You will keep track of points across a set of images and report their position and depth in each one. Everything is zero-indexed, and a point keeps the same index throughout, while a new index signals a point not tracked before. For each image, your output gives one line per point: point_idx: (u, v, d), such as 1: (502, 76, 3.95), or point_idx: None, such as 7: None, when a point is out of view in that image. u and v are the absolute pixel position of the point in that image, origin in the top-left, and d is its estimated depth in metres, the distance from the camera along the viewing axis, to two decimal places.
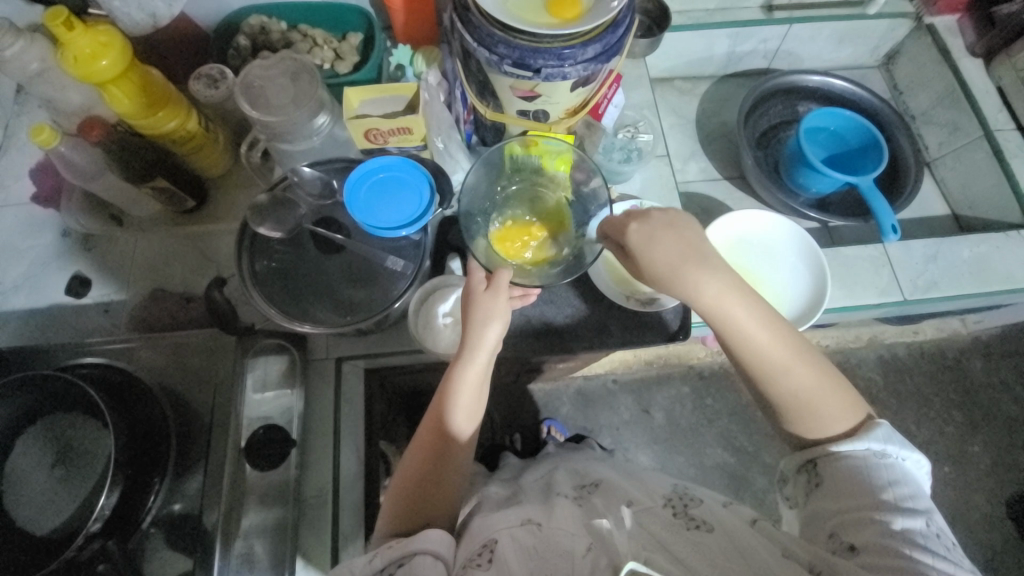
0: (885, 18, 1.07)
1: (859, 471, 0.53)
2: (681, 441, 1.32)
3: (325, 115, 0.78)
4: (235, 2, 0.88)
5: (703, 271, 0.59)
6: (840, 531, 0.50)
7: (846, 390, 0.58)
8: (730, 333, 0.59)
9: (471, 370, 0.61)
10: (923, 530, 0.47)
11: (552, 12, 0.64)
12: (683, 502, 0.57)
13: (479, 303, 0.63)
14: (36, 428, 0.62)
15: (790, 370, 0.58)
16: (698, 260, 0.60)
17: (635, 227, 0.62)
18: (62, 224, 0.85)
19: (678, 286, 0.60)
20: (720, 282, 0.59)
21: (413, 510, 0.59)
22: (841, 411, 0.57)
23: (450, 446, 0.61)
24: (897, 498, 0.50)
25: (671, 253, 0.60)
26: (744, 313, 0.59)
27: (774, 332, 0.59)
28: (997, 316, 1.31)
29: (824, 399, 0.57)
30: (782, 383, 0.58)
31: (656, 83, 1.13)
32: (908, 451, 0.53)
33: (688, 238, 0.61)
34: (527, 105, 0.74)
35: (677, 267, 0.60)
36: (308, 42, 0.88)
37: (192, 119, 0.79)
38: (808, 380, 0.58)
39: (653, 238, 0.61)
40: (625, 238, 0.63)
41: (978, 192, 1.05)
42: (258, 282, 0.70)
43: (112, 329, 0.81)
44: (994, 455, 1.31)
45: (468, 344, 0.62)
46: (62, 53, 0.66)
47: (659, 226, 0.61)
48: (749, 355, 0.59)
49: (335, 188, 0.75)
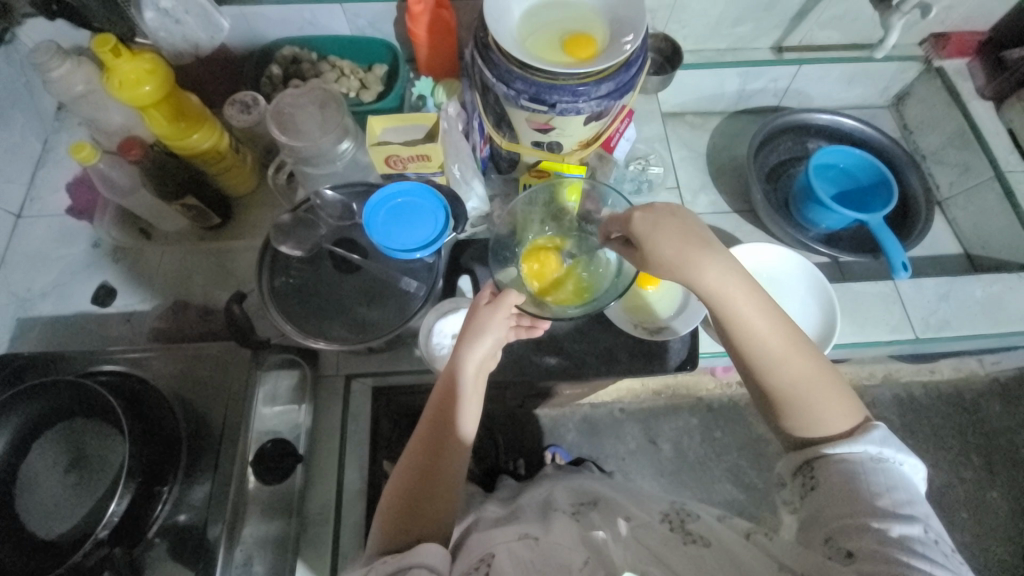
0: (895, 61, 1.10)
1: (856, 474, 0.51)
2: (688, 474, 1.30)
3: (349, 141, 0.82)
4: (270, 34, 0.94)
5: (706, 257, 0.59)
6: (838, 537, 0.48)
7: (843, 390, 0.58)
8: (729, 320, 0.59)
9: (470, 366, 0.63)
10: (920, 537, 0.46)
11: (568, 52, 0.68)
12: (680, 517, 0.57)
13: (478, 316, 0.66)
14: (54, 433, 0.64)
15: (787, 362, 0.58)
16: (700, 247, 0.60)
17: (639, 215, 0.63)
18: (93, 235, 0.89)
19: (681, 272, 0.60)
20: (723, 269, 0.59)
21: (406, 516, 0.58)
22: (839, 409, 0.56)
23: (445, 437, 0.62)
24: (893, 504, 0.48)
25: (675, 240, 0.60)
26: (743, 301, 0.59)
27: (772, 322, 0.59)
28: (1015, 358, 1.28)
29: (820, 395, 0.57)
30: (779, 375, 0.58)
31: (668, 118, 1.16)
32: (904, 455, 0.52)
33: (690, 226, 0.61)
34: (542, 137, 0.77)
35: (680, 253, 0.60)
36: (336, 73, 0.93)
37: (224, 140, 0.84)
38: (804, 374, 0.57)
39: (658, 225, 0.61)
40: (628, 225, 0.63)
41: (991, 230, 1.04)
42: (276, 297, 0.73)
43: (133, 338, 0.83)
44: (1016, 504, 1.26)
45: (461, 348, 0.64)
46: (108, 78, 0.72)
47: (664, 213, 0.62)
48: (746, 345, 0.59)
49: (355, 211, 0.78)
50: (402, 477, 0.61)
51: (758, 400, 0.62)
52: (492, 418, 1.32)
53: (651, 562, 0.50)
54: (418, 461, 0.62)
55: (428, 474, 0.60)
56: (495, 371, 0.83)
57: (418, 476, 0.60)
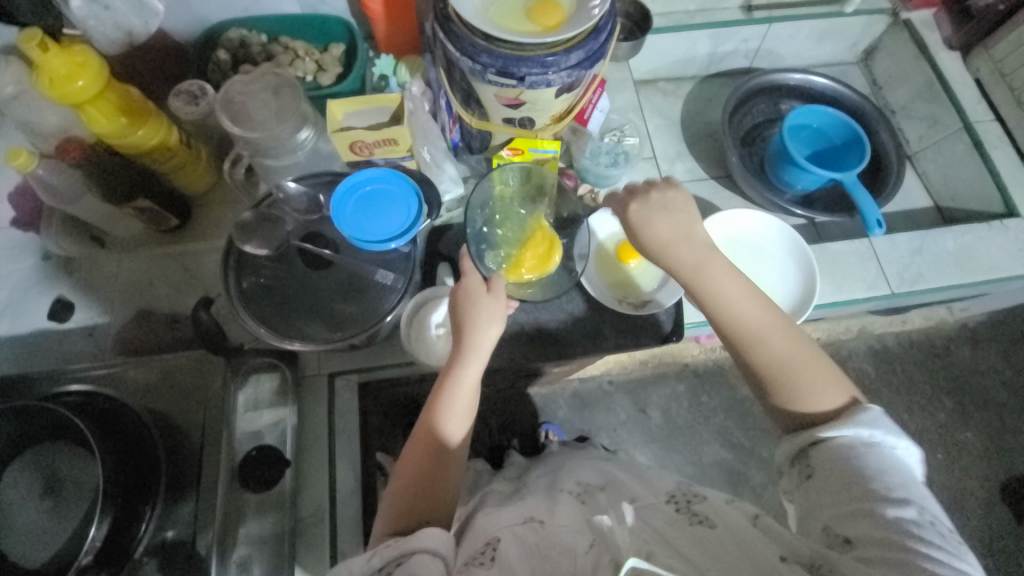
0: (863, 15, 1.09)
1: (850, 460, 0.51)
2: (679, 439, 1.33)
3: (309, 129, 0.78)
4: (214, 16, 0.87)
5: (692, 245, 0.64)
6: (834, 525, 0.49)
7: (828, 368, 0.59)
8: (713, 299, 0.62)
9: (471, 370, 0.62)
10: (916, 519, 0.46)
11: (533, 20, 0.64)
12: (686, 497, 0.57)
13: (481, 305, 0.64)
14: (21, 460, 0.60)
15: (771, 339, 0.60)
16: (685, 237, 0.64)
17: (637, 206, 0.66)
18: (42, 247, 0.83)
19: (668, 259, 0.64)
20: (704, 256, 0.63)
21: (414, 509, 0.57)
22: (826, 387, 0.57)
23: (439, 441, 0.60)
24: (887, 488, 0.48)
25: (665, 229, 0.64)
26: (726, 284, 0.62)
27: (756, 303, 0.61)
28: (982, 303, 1.33)
29: (806, 372, 0.58)
30: (763, 350, 0.60)
31: (640, 85, 1.13)
32: (897, 438, 0.51)
33: (681, 216, 0.65)
34: (512, 112, 0.74)
35: (667, 242, 0.64)
36: (290, 55, 0.87)
37: (173, 135, 0.78)
38: (788, 351, 0.59)
39: (650, 216, 0.65)
40: (626, 216, 0.66)
41: (961, 182, 1.06)
42: (246, 300, 0.69)
43: (98, 354, 0.79)
44: (986, 442, 1.33)
45: (470, 343, 0.62)
46: (36, 75, 0.65)
47: (656, 207, 0.65)
48: (731, 322, 0.61)
49: (322, 203, 0.74)
50: (403, 475, 0.60)
51: (749, 382, 0.62)
52: (483, 400, 1.32)
53: (652, 541, 0.50)
54: (418, 459, 0.60)
55: (431, 469, 0.59)
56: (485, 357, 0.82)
57: (419, 471, 0.59)
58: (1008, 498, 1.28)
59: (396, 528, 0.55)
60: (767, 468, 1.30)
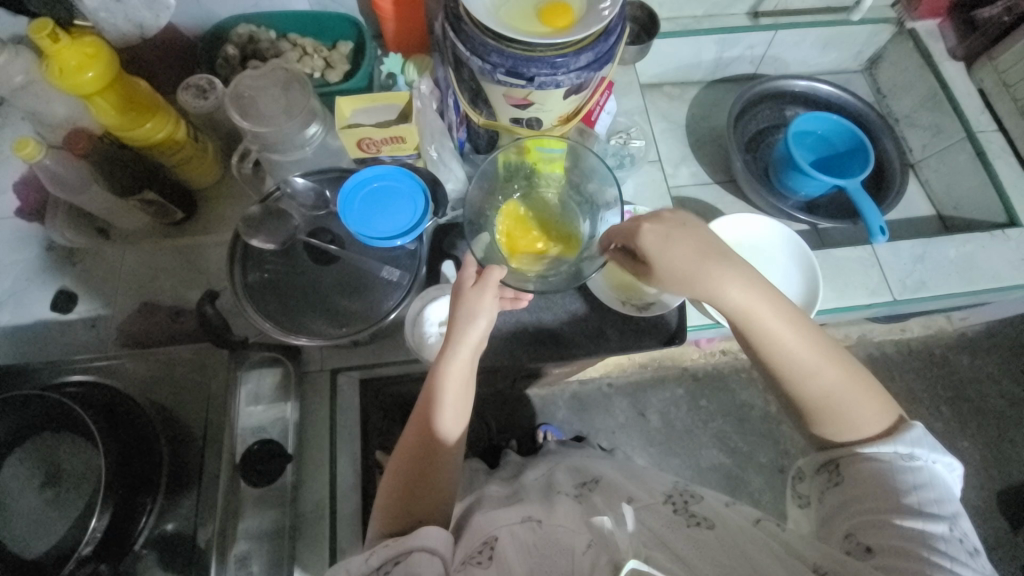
0: (868, 24, 1.09)
1: (882, 473, 0.51)
2: (677, 443, 1.33)
3: (317, 124, 0.78)
4: (223, 12, 0.87)
5: (723, 270, 0.58)
6: (857, 533, 0.49)
7: (875, 392, 0.56)
8: (754, 331, 0.57)
9: (451, 369, 0.60)
10: (945, 534, 0.46)
11: (544, 21, 0.65)
12: (683, 499, 0.57)
13: (464, 300, 0.63)
14: (23, 450, 0.60)
15: (818, 369, 0.56)
16: (713, 260, 0.58)
17: (650, 228, 0.60)
18: (47, 238, 0.83)
19: (698, 287, 0.59)
20: (742, 284, 0.57)
21: (407, 506, 0.57)
22: (876, 412, 0.55)
23: (434, 442, 0.60)
24: (919, 502, 0.48)
25: (689, 255, 0.58)
26: (767, 314, 0.57)
27: (802, 330, 0.57)
28: (981, 313, 1.34)
29: (853, 399, 0.55)
30: (810, 382, 0.56)
31: (646, 89, 1.14)
32: (939, 454, 0.51)
33: (700, 237, 0.60)
34: (520, 113, 0.74)
35: (693, 269, 0.58)
36: (298, 52, 0.88)
37: (181, 129, 0.78)
38: (836, 383, 0.55)
39: (670, 239, 0.59)
40: (638, 239, 0.61)
41: (963, 191, 1.06)
42: (251, 294, 0.69)
43: (99, 346, 0.79)
44: (983, 451, 1.33)
45: (453, 336, 0.61)
46: (47, 65, 0.65)
47: (672, 226, 0.60)
48: (775, 355, 0.57)
49: (329, 199, 0.74)
50: (394, 476, 0.60)
51: (787, 406, 0.60)
52: (482, 400, 1.32)
53: (656, 545, 0.50)
54: (409, 454, 0.60)
55: (423, 467, 0.59)
56: (486, 356, 0.82)
57: (407, 472, 0.59)
58: (1002, 507, 1.29)
59: (390, 531, 0.55)
60: (765, 473, 1.30)
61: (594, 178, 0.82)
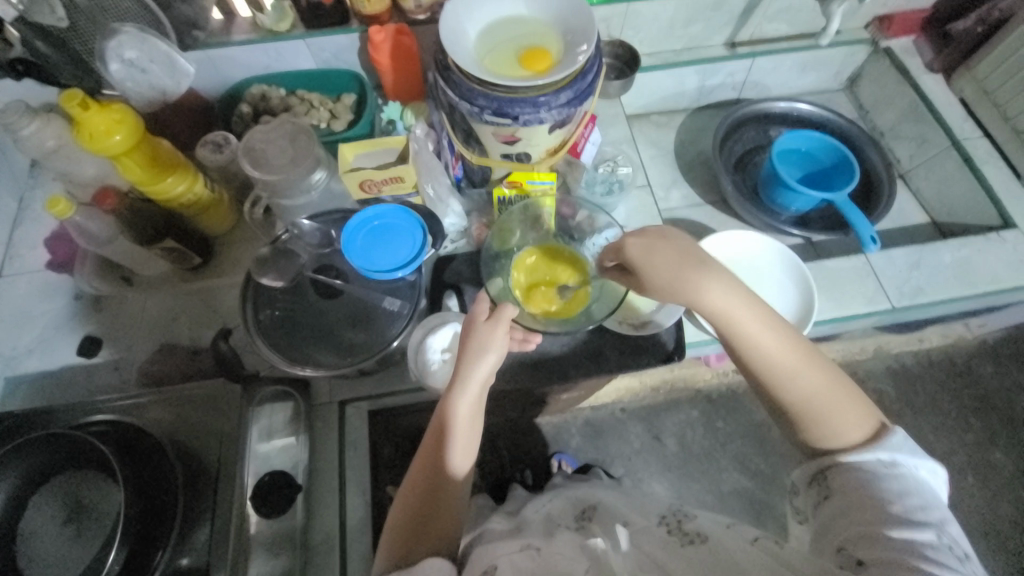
0: (841, 46, 1.15)
1: (865, 482, 0.51)
2: (695, 468, 1.30)
3: (322, 171, 0.84)
4: (237, 75, 0.96)
5: (706, 277, 0.59)
6: (849, 546, 0.48)
7: (856, 396, 0.57)
8: (734, 337, 0.59)
9: (461, 405, 0.61)
10: (933, 542, 0.45)
11: (525, 66, 0.71)
12: (677, 518, 0.57)
13: (477, 333, 0.64)
14: (48, 487, 0.63)
15: (800, 373, 0.57)
16: (696, 266, 0.60)
17: (636, 238, 0.63)
18: (75, 288, 0.89)
19: (680, 293, 0.60)
20: (723, 289, 0.59)
21: (409, 538, 0.58)
22: (858, 418, 0.55)
23: (442, 480, 0.61)
24: (905, 510, 0.48)
25: (670, 262, 0.61)
26: (748, 319, 0.58)
27: (783, 338, 0.58)
28: (999, 319, 1.31)
29: (835, 404, 0.56)
30: (794, 388, 0.57)
31: (633, 119, 1.19)
32: (919, 460, 0.52)
33: (681, 247, 0.62)
34: (509, 149, 0.79)
35: (676, 277, 0.60)
36: (305, 106, 0.95)
37: (199, 182, 0.85)
38: (816, 387, 0.56)
39: (654, 247, 0.62)
40: (625, 249, 0.63)
41: (954, 198, 1.08)
42: (262, 330, 0.73)
43: (121, 385, 0.83)
44: (1018, 463, 1.28)
45: (462, 374, 0.62)
46: (78, 131, 0.72)
47: (658, 237, 0.63)
48: (757, 360, 0.58)
49: (334, 237, 0.79)
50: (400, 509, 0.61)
51: (773, 412, 0.61)
52: (494, 430, 1.32)
53: (652, 569, 0.50)
54: (417, 495, 0.61)
55: (433, 496, 0.61)
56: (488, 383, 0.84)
57: (419, 505, 0.60)
58: None
59: (393, 562, 0.56)
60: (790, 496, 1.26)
61: (585, 208, 0.87)
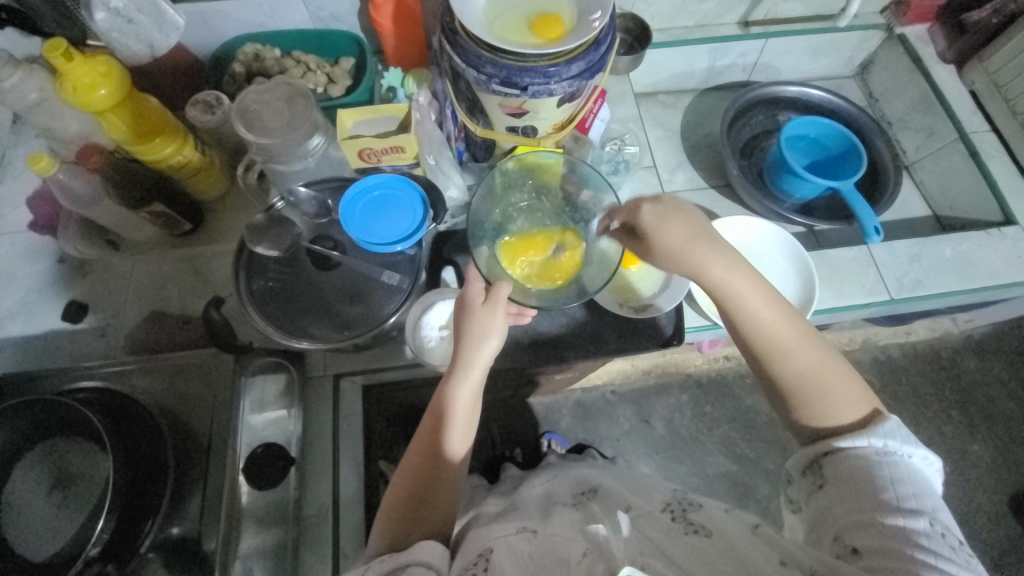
0: (857, 30, 1.12)
1: (861, 469, 0.51)
2: (682, 450, 1.32)
3: (319, 136, 0.80)
4: (230, 32, 0.91)
5: (712, 250, 0.61)
6: (845, 535, 0.49)
7: (852, 380, 0.57)
8: (735, 311, 0.60)
9: (461, 390, 0.61)
10: (926, 530, 0.46)
11: (537, 33, 0.67)
12: (682, 506, 0.56)
13: (477, 318, 0.63)
14: (34, 454, 0.61)
15: (797, 351, 0.58)
16: (705, 241, 0.61)
17: (648, 207, 0.63)
18: (60, 251, 0.85)
19: (689, 264, 0.61)
20: (727, 263, 0.60)
21: (407, 522, 0.58)
22: (851, 400, 0.56)
23: (442, 464, 0.61)
24: (898, 498, 0.48)
25: (682, 233, 0.61)
26: (751, 293, 0.60)
27: (783, 315, 0.59)
28: (987, 315, 1.33)
29: (830, 385, 0.57)
30: (789, 367, 0.58)
31: (641, 98, 1.16)
32: (913, 447, 0.52)
33: (694, 220, 0.63)
34: (515, 121, 0.76)
35: (684, 248, 0.61)
36: (302, 68, 0.91)
37: (189, 145, 0.81)
38: (811, 367, 0.57)
39: (664, 218, 0.62)
40: (636, 220, 0.64)
41: (958, 191, 1.07)
42: (256, 301, 0.71)
43: (108, 353, 0.81)
44: (993, 454, 1.32)
45: (463, 357, 0.61)
46: (61, 83, 0.68)
47: (669, 209, 0.63)
48: (756, 335, 0.59)
49: (331, 207, 0.76)
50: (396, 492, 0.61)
51: (766, 392, 0.61)
52: (486, 408, 1.33)
53: (652, 554, 0.50)
54: (414, 479, 0.61)
55: (431, 478, 0.61)
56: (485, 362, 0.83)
57: (418, 486, 0.60)
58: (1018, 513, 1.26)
59: (388, 546, 0.56)
60: (773, 481, 1.29)
61: (590, 187, 0.84)
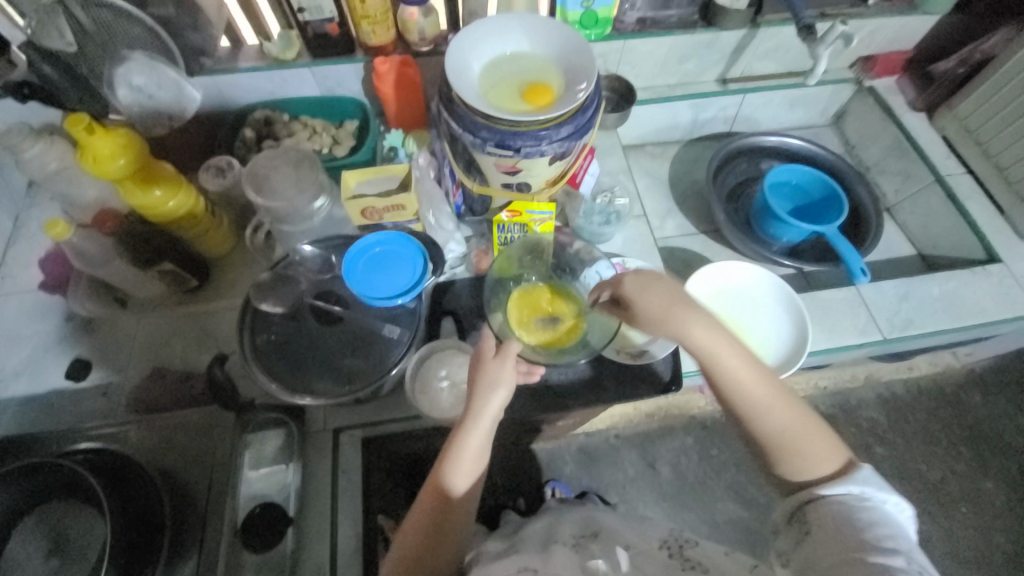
0: (828, 85, 1.19)
1: (842, 514, 0.51)
2: (690, 496, 1.29)
3: (324, 197, 0.84)
4: (241, 100, 0.97)
5: (692, 315, 0.61)
6: None
7: (826, 432, 0.58)
8: (715, 374, 0.60)
9: (474, 440, 0.61)
10: (905, 568, 0.46)
11: (528, 101, 0.73)
12: (679, 542, 0.57)
13: (488, 370, 0.64)
14: (33, 518, 0.62)
15: (774, 410, 0.58)
16: (684, 306, 0.62)
17: (631, 276, 0.65)
18: (68, 309, 0.88)
19: (668, 329, 0.62)
20: (705, 328, 0.60)
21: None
22: (827, 452, 0.56)
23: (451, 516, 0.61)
24: (877, 537, 0.48)
25: (661, 300, 0.62)
26: (730, 355, 0.59)
27: (760, 375, 0.59)
28: (986, 349, 1.33)
29: (807, 439, 0.57)
30: (767, 425, 0.58)
31: (629, 150, 1.22)
32: (886, 493, 0.52)
33: (675, 287, 0.64)
34: (510, 179, 0.80)
35: (664, 314, 0.62)
36: (309, 131, 0.97)
37: (200, 205, 0.85)
38: (788, 423, 0.57)
39: (647, 286, 0.63)
40: (619, 288, 0.65)
41: (940, 231, 1.11)
42: (258, 357, 0.72)
43: (109, 411, 0.81)
44: (1008, 492, 1.28)
45: (475, 410, 0.62)
46: (82, 154, 0.73)
47: (651, 277, 0.64)
48: (734, 396, 0.59)
49: (334, 263, 0.79)
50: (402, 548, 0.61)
51: (749, 448, 0.61)
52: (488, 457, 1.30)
53: None
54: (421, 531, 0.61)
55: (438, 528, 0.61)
56: None
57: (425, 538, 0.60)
58: None
59: None
60: None
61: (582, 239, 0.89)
